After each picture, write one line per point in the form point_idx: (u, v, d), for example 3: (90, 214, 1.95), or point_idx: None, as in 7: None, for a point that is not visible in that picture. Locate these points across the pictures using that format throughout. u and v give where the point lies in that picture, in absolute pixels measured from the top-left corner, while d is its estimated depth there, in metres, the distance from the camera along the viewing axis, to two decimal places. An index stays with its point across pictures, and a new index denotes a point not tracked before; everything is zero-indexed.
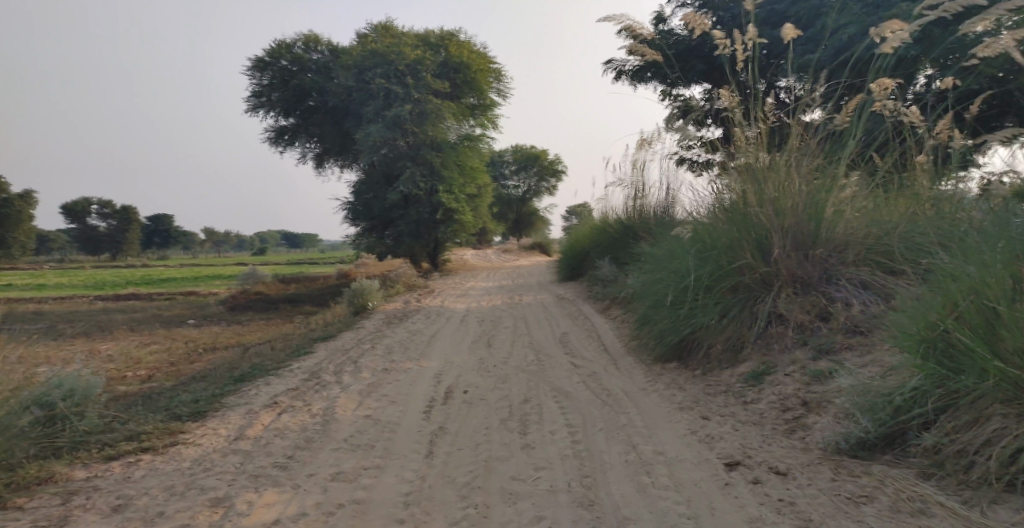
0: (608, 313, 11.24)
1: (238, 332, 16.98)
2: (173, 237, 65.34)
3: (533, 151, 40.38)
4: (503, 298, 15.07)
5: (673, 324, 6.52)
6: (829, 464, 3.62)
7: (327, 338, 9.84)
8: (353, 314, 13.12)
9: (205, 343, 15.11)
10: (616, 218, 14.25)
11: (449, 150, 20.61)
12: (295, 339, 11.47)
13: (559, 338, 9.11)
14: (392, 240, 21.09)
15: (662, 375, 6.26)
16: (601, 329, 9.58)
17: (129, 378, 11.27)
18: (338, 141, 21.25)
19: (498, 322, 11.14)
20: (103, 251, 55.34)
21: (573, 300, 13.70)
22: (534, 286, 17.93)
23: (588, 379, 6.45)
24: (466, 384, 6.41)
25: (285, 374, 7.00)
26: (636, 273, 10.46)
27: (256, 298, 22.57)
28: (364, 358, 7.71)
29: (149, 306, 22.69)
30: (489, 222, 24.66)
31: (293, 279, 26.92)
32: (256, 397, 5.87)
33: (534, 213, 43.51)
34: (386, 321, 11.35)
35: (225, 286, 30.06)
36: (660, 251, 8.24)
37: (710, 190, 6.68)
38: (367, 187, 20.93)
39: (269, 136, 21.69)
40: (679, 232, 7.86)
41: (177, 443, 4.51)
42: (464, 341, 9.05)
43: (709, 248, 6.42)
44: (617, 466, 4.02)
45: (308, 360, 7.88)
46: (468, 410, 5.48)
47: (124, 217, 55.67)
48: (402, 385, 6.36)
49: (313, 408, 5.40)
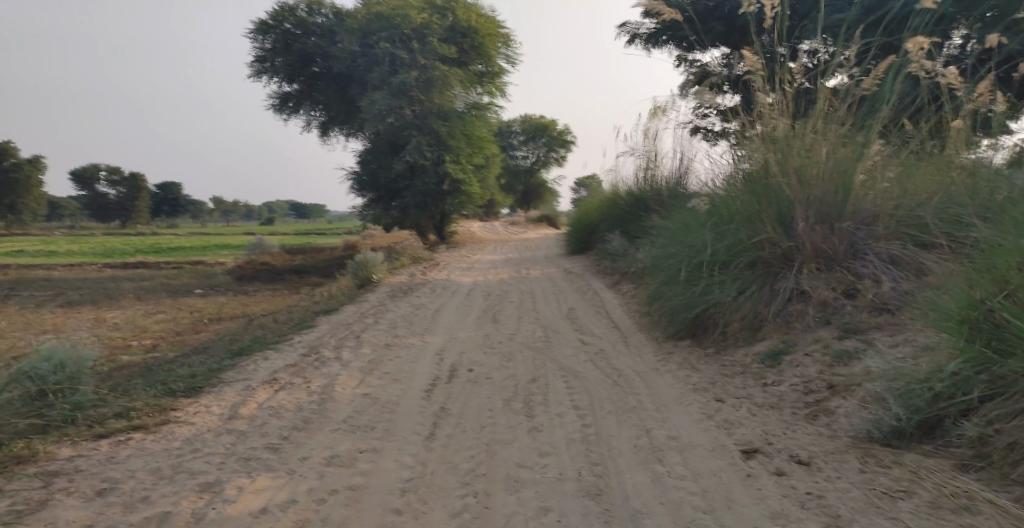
0: (618, 287, 10.99)
1: (243, 302, 16.88)
2: (181, 206, 65.34)
3: (542, 122, 39.73)
4: (511, 271, 14.83)
5: (687, 301, 6.26)
6: (857, 454, 3.38)
7: (330, 311, 9.66)
8: (358, 286, 12.94)
9: (210, 313, 15.01)
10: (627, 190, 13.91)
11: (457, 119, 20.22)
12: (298, 311, 11.32)
13: (567, 313, 8.88)
14: (399, 212, 20.82)
15: (675, 354, 6.02)
16: (611, 304, 9.35)
17: (132, 348, 11.19)
18: (343, 109, 20.88)
19: (505, 295, 10.93)
20: (113, 220, 55.35)
21: (581, 274, 13.44)
22: (542, 259, 17.67)
23: (597, 357, 6.22)
24: (471, 361, 6.21)
25: (285, 349, 6.82)
26: (648, 246, 10.18)
27: (262, 268, 22.46)
28: (367, 333, 7.51)
29: (155, 275, 22.65)
30: (497, 193, 24.34)
31: (299, 250, 26.78)
32: (254, 373, 5.69)
33: (542, 185, 43.02)
34: (391, 294, 11.15)
35: (232, 256, 29.99)
36: (673, 224, 7.95)
37: (729, 160, 6.36)
38: (373, 156, 20.60)
39: (273, 103, 21.39)
40: (694, 205, 7.56)
41: (167, 423, 4.28)
42: (470, 315, 8.84)
43: (727, 222, 6.14)
44: (628, 452, 3.79)
45: (310, 334, 7.69)
46: (473, 389, 5.28)
47: (132, 185, 55.75)
48: (404, 362, 6.17)
49: (312, 386, 5.21)
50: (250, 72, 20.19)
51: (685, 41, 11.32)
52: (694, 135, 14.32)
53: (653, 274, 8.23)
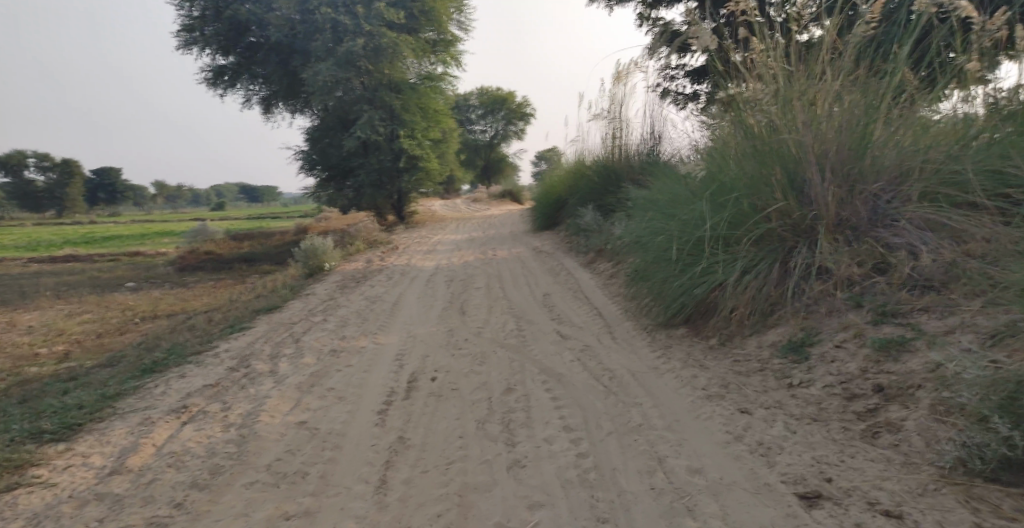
0: (592, 267, 10.12)
1: (184, 296, 15.53)
2: (123, 194, 62.15)
3: (498, 93, 38.45)
4: (475, 252, 13.85)
5: (684, 286, 5.37)
6: (958, 495, 2.53)
7: (274, 308, 8.59)
8: (307, 276, 11.86)
9: (146, 309, 13.68)
10: (596, 160, 12.99)
11: (408, 91, 19.01)
12: (241, 306, 10.19)
13: (542, 300, 7.95)
14: (352, 193, 19.54)
15: (672, 349, 5.15)
16: (589, 287, 8.51)
17: (51, 354, 9.92)
18: (285, 84, 19.45)
19: (470, 280, 10.00)
20: (45, 208, 52.23)
21: (551, 253, 12.55)
22: (507, 237, 16.68)
23: (582, 357, 5.34)
24: (435, 372, 5.25)
25: (211, 361, 5.78)
26: (628, 220, 9.34)
27: (208, 257, 20.95)
28: (311, 336, 6.50)
29: (90, 268, 20.95)
30: (457, 169, 23.19)
31: (249, 236, 25.21)
32: (163, 399, 4.71)
33: (502, 159, 41.79)
34: (342, 284, 10.09)
35: (177, 244, 28.21)
36: (658, 195, 7.08)
37: (726, 120, 5.47)
38: (321, 133, 19.25)
39: (207, 77, 19.73)
40: (682, 174, 6.68)
41: (12, 489, 3.45)
42: (431, 306, 7.89)
43: (724, 189, 5.26)
44: (645, 499, 2.89)
45: (243, 339, 6.63)
46: (436, 411, 4.32)
47: (63, 171, 52.59)
48: (354, 373, 5.17)
49: (232, 416, 4.20)
50: (177, 42, 18.59)
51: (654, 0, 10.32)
52: (664, 99, 13.41)
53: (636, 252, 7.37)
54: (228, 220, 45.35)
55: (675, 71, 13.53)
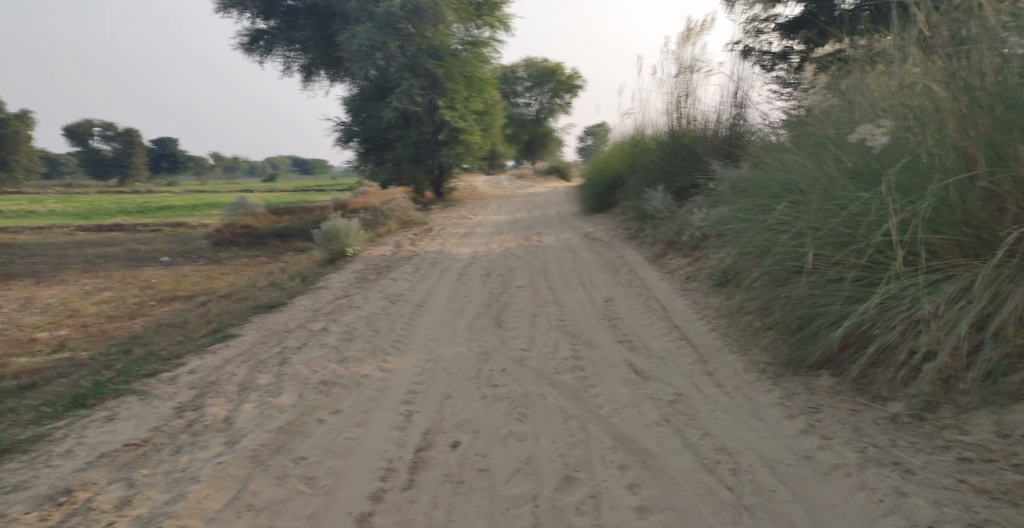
0: (661, 263, 8.32)
1: (211, 274, 14.28)
2: (178, 163, 62.55)
3: (548, 65, 36.34)
4: (519, 237, 12.12)
5: (842, 313, 3.68)
6: None
7: (275, 305, 7.08)
8: (329, 262, 10.36)
9: (165, 289, 12.41)
10: (661, 137, 11.12)
11: (452, 59, 17.34)
12: (252, 295, 8.75)
13: (602, 312, 6.21)
14: (392, 167, 18.08)
15: (824, 415, 3.36)
16: (660, 292, 6.74)
17: (44, 341, 8.56)
18: (325, 50, 17.93)
19: (513, 277, 8.33)
20: (110, 177, 52.82)
21: (607, 241, 10.75)
22: (554, 219, 14.90)
23: (675, 418, 3.61)
24: (458, 431, 3.60)
25: (161, 386, 4.22)
26: (716, 207, 7.47)
27: (244, 231, 19.78)
28: (302, 354, 4.92)
29: (127, 240, 20.03)
30: (501, 143, 21.47)
31: (287, 209, 24.04)
32: (49, 467, 3.11)
33: (549, 135, 39.60)
34: (362, 277, 8.55)
35: (217, 215, 27.28)
36: (767, 180, 5.25)
37: (935, 72, 3.69)
38: (361, 104, 17.70)
39: (244, 42, 18.35)
40: (804, 148, 4.89)
41: None
42: (461, 319, 6.26)
43: (917, 170, 3.54)
44: None
45: (216, 353, 5.06)
46: (466, 518, 2.71)
47: (127, 139, 52.79)
48: (340, 429, 3.55)
49: (124, 522, 2.64)
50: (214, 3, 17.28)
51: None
52: (748, 59, 11.48)
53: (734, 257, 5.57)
54: (275, 192, 44.56)
55: (761, 25, 11.58)
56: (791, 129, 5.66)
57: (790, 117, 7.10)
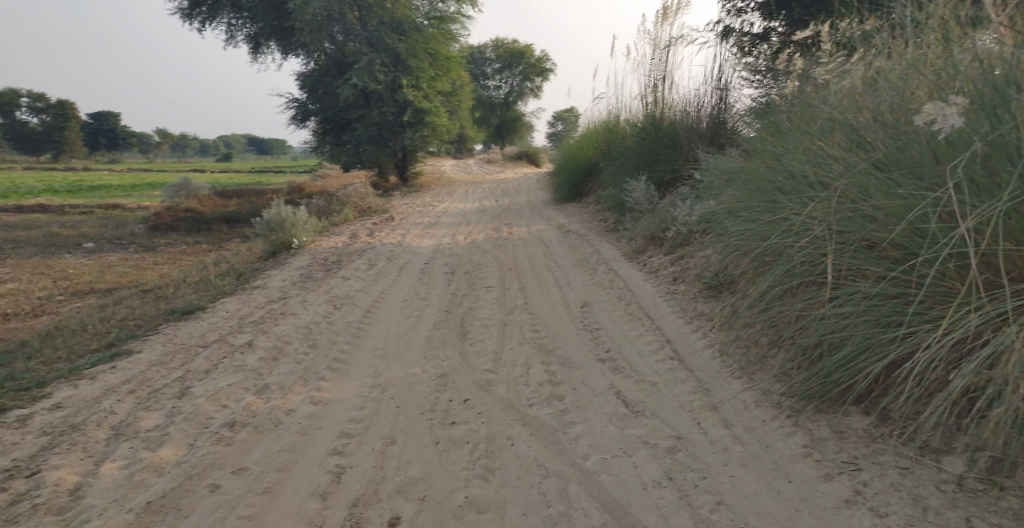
0: (642, 260, 7.62)
1: (145, 263, 13.01)
2: (127, 141, 59.48)
3: (517, 46, 35.29)
4: (485, 228, 11.25)
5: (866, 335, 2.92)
6: None
7: (197, 310, 6.07)
8: (272, 255, 9.39)
9: (90, 280, 11.19)
10: (639, 123, 10.38)
11: (415, 34, 16.21)
12: (178, 293, 7.70)
13: (577, 321, 5.54)
14: (351, 149, 17.00)
15: (869, 479, 2.63)
16: (643, 297, 6.02)
17: None
18: (275, 20, 16.59)
19: (479, 278, 7.51)
20: (43, 151, 49.65)
21: (580, 234, 10.02)
22: (524, 208, 14.06)
23: (675, 475, 2.85)
24: (397, 499, 2.75)
25: (5, 435, 3.41)
26: (712, 200, 6.74)
27: (189, 215, 18.43)
28: (210, 383, 4.01)
29: (57, 224, 18.44)
30: (469, 126, 20.45)
31: (239, 193, 22.62)
32: None
33: (518, 119, 38.52)
34: (305, 278, 7.68)
35: (164, 199, 25.65)
36: (769, 171, 4.51)
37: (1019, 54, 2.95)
38: (317, 81, 16.50)
39: (185, 9, 16.90)
40: (812, 132, 4.14)
41: None
42: (417, 332, 5.42)
43: (1006, 153, 2.77)
44: None
45: (98, 382, 4.12)
46: None
47: (59, 112, 49.38)
48: (234, 509, 2.70)
49: None
50: None
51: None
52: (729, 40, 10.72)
53: (732, 259, 4.83)
54: (231, 173, 42.54)
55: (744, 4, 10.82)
56: (792, 109, 4.92)
57: (784, 97, 6.38)
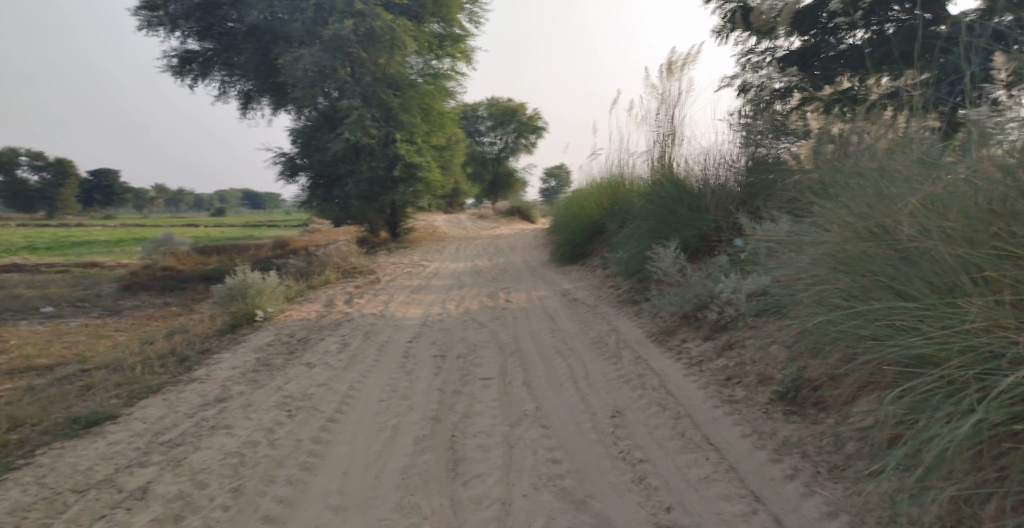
0: (674, 345, 6.21)
1: (100, 329, 11.47)
2: (116, 195, 58.28)
3: (510, 104, 34.90)
4: (481, 293, 9.87)
5: None
6: None
7: (79, 438, 4.74)
8: (231, 329, 7.93)
9: (24, 353, 9.64)
10: (652, 179, 9.19)
11: (408, 88, 15.21)
12: (104, 382, 6.19)
13: (612, 445, 4.12)
14: (340, 204, 15.67)
15: None
16: (694, 404, 4.65)
17: None
18: (269, 79, 15.53)
19: (474, 365, 6.11)
20: (37, 209, 48.64)
21: (591, 304, 8.66)
22: (522, 269, 12.72)
23: None
24: None
25: None
26: (765, 278, 5.41)
27: (160, 273, 16.97)
28: None
29: (16, 283, 16.84)
30: (462, 181, 19.35)
31: (218, 248, 21.20)
32: None
33: (511, 175, 37.68)
34: (259, 367, 6.22)
35: (141, 254, 24.09)
36: (913, 260, 3.24)
37: None
38: (307, 136, 15.40)
39: (173, 64, 15.92)
40: (1002, 229, 2.91)
41: None
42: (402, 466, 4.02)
43: None
44: None
45: None
46: None
47: (58, 171, 48.73)
48: None
49: None
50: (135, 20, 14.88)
51: (823, 15, 8.02)
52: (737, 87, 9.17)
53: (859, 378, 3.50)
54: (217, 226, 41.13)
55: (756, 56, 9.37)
56: (912, 170, 3.66)
57: (850, 153, 5.11)
